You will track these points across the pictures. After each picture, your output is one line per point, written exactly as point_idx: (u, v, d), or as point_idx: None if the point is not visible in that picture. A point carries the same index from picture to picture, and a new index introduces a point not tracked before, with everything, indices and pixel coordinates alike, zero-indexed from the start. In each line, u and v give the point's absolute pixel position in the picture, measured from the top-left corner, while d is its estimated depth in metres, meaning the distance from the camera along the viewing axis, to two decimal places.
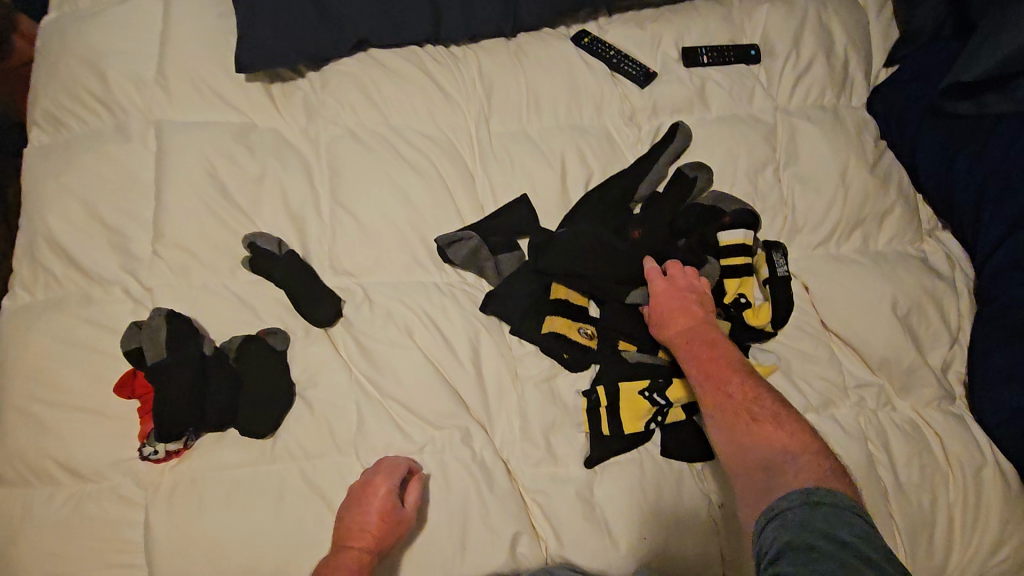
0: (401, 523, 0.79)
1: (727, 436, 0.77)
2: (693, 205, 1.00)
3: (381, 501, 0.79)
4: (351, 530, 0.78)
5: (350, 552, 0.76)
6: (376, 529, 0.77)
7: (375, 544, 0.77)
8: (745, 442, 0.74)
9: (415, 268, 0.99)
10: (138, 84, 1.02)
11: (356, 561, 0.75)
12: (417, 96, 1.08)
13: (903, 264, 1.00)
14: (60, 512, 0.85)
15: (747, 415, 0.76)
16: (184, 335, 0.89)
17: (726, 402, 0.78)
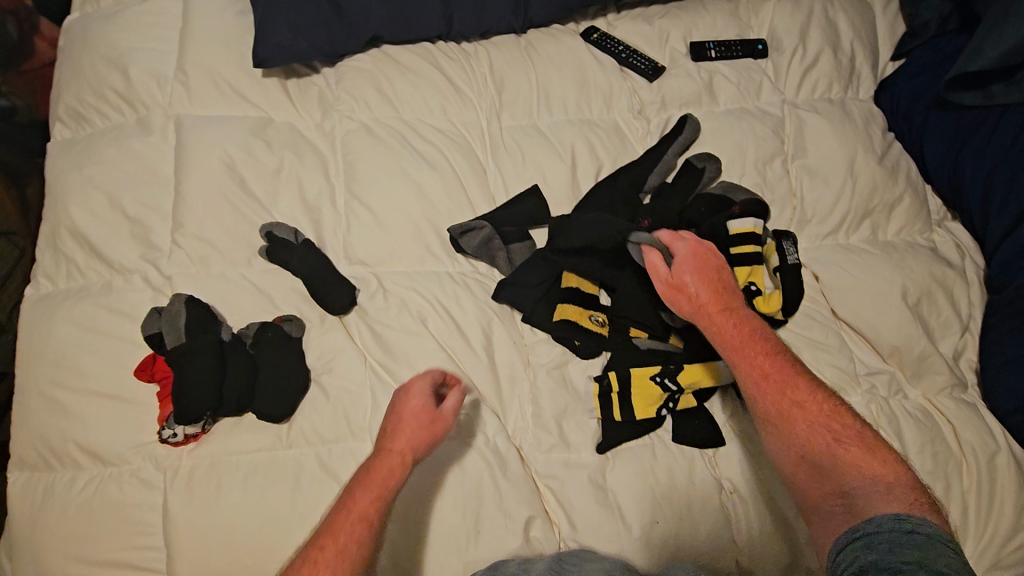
0: (438, 425, 0.78)
1: (799, 453, 0.76)
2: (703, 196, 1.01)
3: (418, 400, 0.78)
4: (389, 430, 0.76)
5: (387, 454, 0.74)
6: (414, 428, 0.76)
7: (412, 444, 0.75)
8: (825, 463, 0.74)
9: (429, 257, 1.01)
10: (159, 80, 1.05)
11: (392, 465, 0.73)
12: (430, 91, 1.10)
13: (913, 254, 1.00)
14: (82, 495, 0.87)
15: (823, 433, 0.75)
16: (203, 320, 0.91)
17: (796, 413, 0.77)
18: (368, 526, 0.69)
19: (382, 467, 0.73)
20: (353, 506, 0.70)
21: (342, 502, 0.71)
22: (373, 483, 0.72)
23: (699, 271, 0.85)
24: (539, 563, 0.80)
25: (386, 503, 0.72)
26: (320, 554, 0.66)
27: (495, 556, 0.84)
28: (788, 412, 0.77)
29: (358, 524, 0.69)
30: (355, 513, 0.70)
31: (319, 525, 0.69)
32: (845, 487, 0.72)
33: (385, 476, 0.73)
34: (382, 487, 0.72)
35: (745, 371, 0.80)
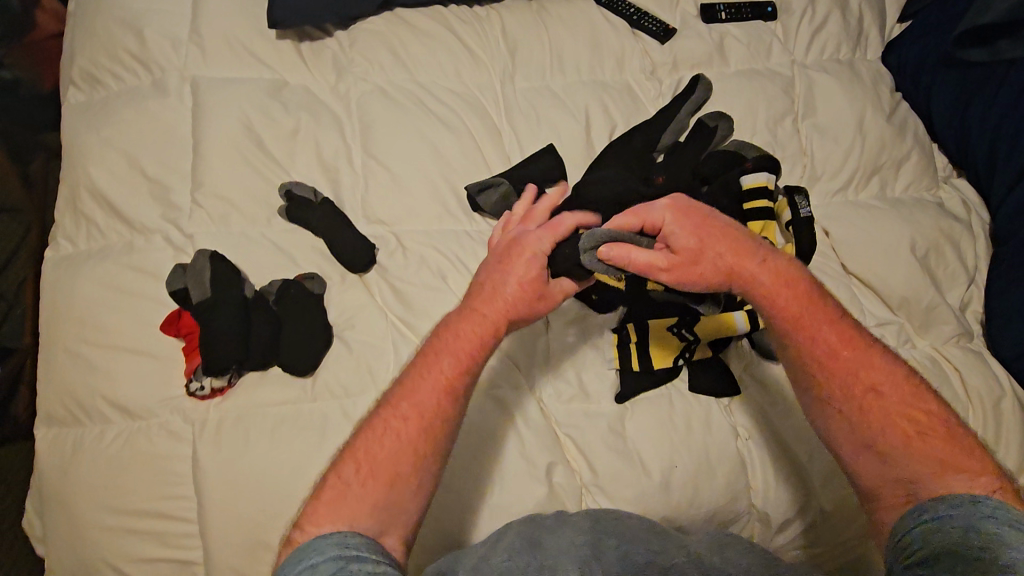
0: (545, 299, 0.79)
1: (866, 442, 0.71)
2: (715, 152, 1.03)
3: (536, 262, 0.77)
4: (495, 291, 0.77)
5: (483, 318, 0.76)
6: (522, 295, 0.77)
7: (512, 310, 0.76)
8: (896, 448, 0.70)
9: (446, 216, 1.02)
10: (174, 41, 1.05)
11: (484, 333, 0.75)
12: (444, 53, 1.11)
13: (920, 208, 1.03)
14: (111, 448, 0.89)
15: (896, 418, 0.71)
16: (227, 276, 0.92)
17: (856, 399, 0.72)
18: (454, 397, 0.72)
19: (471, 339, 0.75)
20: (439, 377, 0.72)
21: (426, 369, 0.73)
22: (461, 354, 0.74)
23: (703, 236, 0.76)
24: (578, 516, 0.78)
25: (473, 377, 0.74)
26: (401, 426, 0.70)
27: (520, 500, 0.86)
28: (854, 394, 0.73)
29: (442, 396, 0.72)
30: (439, 385, 0.72)
31: (401, 390, 0.72)
32: (918, 474, 0.68)
33: (471, 349, 0.74)
34: (469, 358, 0.74)
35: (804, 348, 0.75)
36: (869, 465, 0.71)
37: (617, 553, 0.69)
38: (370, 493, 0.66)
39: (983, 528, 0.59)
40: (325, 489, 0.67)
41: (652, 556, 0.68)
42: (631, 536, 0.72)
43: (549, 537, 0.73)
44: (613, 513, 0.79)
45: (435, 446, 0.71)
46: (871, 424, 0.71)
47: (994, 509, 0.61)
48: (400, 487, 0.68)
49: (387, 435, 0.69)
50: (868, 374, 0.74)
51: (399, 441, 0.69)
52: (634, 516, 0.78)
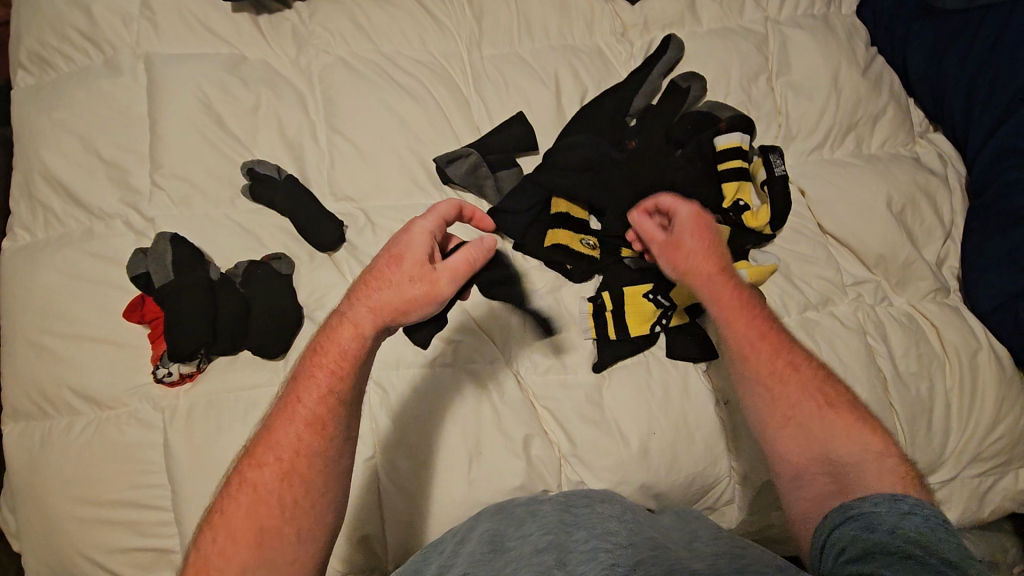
0: (426, 282, 0.67)
1: (786, 418, 0.75)
2: (688, 115, 1.02)
3: (416, 247, 0.69)
4: (367, 284, 0.68)
5: (346, 322, 0.67)
6: (395, 280, 0.67)
7: (381, 305, 0.66)
8: (813, 433, 0.73)
9: (415, 190, 0.99)
10: (123, 17, 1.00)
11: (346, 341, 0.66)
12: (407, 22, 1.07)
13: (897, 164, 1.01)
14: (81, 438, 0.87)
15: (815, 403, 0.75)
16: (189, 259, 0.89)
17: (783, 380, 0.76)
18: (320, 425, 0.65)
19: (331, 352, 0.66)
20: (296, 411, 0.65)
21: (286, 402, 0.66)
22: (319, 376, 0.66)
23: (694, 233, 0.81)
24: (548, 505, 0.79)
25: (341, 399, 0.66)
26: (258, 476, 0.63)
27: (497, 474, 0.85)
28: (780, 377, 0.76)
29: (302, 430, 0.64)
30: (297, 419, 0.65)
31: (260, 435, 0.65)
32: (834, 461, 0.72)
33: (334, 364, 0.66)
34: (330, 378, 0.66)
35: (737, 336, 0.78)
36: (785, 445, 0.74)
37: (584, 545, 0.70)
38: (238, 555, 0.60)
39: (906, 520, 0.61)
40: (190, 566, 0.61)
41: (620, 547, 0.68)
42: (600, 526, 0.73)
43: (514, 534, 0.75)
44: (586, 495, 0.82)
45: (307, 485, 0.63)
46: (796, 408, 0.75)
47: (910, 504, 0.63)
48: (271, 543, 0.61)
49: (243, 491, 0.63)
50: (790, 355, 0.78)
51: (259, 495, 0.62)
52: (607, 502, 0.80)
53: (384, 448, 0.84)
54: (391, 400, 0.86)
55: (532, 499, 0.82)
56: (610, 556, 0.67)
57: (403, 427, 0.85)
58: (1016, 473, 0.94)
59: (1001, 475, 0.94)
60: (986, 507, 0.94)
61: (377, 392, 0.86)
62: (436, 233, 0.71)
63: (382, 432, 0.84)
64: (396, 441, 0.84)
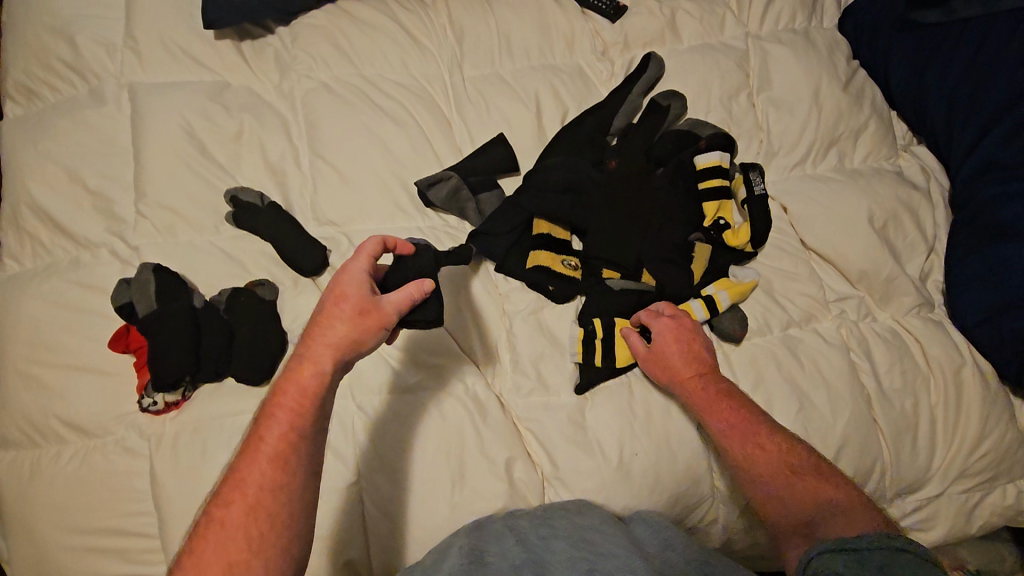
0: (375, 314, 0.71)
1: (765, 493, 0.80)
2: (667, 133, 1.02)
3: (355, 281, 0.72)
4: (316, 325, 0.70)
5: (303, 363, 0.69)
6: (343, 315, 0.70)
7: (339, 343, 0.69)
8: (790, 502, 0.77)
9: (398, 213, 1.00)
10: (108, 47, 1.02)
11: (305, 381, 0.68)
12: (388, 45, 1.08)
13: (879, 179, 1.01)
14: (69, 466, 0.88)
15: (791, 477, 0.79)
16: (173, 288, 0.90)
17: (757, 454, 0.81)
18: (284, 461, 0.66)
19: (291, 392, 0.68)
20: (259, 448, 0.66)
21: (249, 442, 0.67)
22: (280, 415, 0.67)
23: (675, 337, 0.89)
24: (524, 518, 0.81)
25: (302, 435, 0.67)
26: (225, 512, 0.63)
27: (479, 498, 0.85)
28: (754, 458, 0.81)
29: (267, 465, 0.65)
30: (261, 456, 0.65)
31: (226, 475, 0.66)
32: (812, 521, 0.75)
33: (294, 403, 0.68)
34: (291, 417, 0.67)
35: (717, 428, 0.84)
36: (772, 515, 0.79)
37: (561, 557, 0.73)
38: None
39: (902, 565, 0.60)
40: None
41: (592, 560, 0.71)
42: (577, 536, 0.76)
43: (494, 548, 0.75)
44: (562, 507, 0.83)
45: (273, 520, 0.63)
46: (775, 481, 0.79)
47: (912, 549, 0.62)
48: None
49: (210, 528, 0.62)
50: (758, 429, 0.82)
51: (225, 531, 0.62)
52: (584, 513, 0.81)
53: (367, 472, 0.84)
54: (373, 424, 0.86)
55: (509, 513, 0.83)
56: (587, 562, 0.71)
57: (385, 451, 0.85)
58: (1004, 489, 0.93)
59: (988, 490, 0.93)
60: (973, 523, 0.93)
61: (359, 416, 0.86)
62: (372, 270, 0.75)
63: (365, 457, 0.85)
64: (378, 465, 0.85)
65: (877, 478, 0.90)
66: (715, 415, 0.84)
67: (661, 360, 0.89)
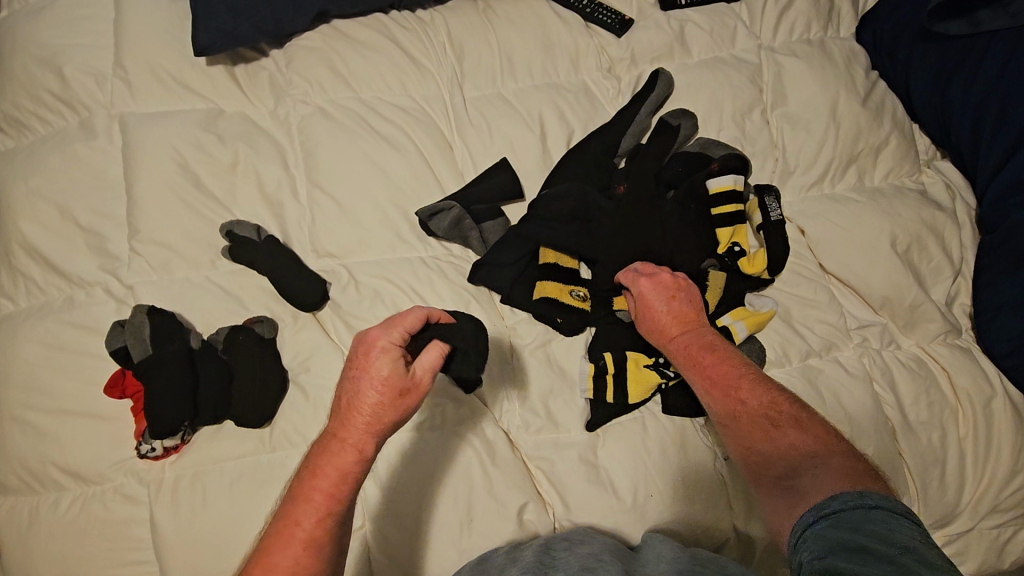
0: (413, 392, 0.67)
1: (747, 447, 0.74)
2: (677, 155, 0.98)
3: (386, 358, 0.66)
4: (349, 406, 0.66)
5: (345, 446, 0.66)
6: (381, 400, 0.65)
7: (376, 422, 0.66)
8: (769, 454, 0.71)
9: (399, 243, 0.96)
10: (97, 77, 0.99)
11: (346, 465, 0.65)
12: (386, 66, 1.04)
13: (901, 199, 0.97)
14: (67, 515, 0.86)
15: (770, 430, 0.72)
16: (168, 330, 0.88)
17: (740, 410, 0.75)
18: (318, 547, 0.62)
19: (330, 475, 0.65)
20: (294, 533, 0.62)
21: (279, 525, 0.63)
22: (318, 497, 0.64)
23: (657, 292, 0.86)
24: (525, 551, 0.77)
25: (337, 520, 0.64)
26: None
27: (488, 544, 0.82)
28: (737, 413, 0.75)
29: (301, 551, 0.61)
30: (295, 542, 0.61)
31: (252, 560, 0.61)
32: (790, 475, 0.68)
33: (332, 487, 0.64)
34: (329, 501, 0.64)
35: (698, 384, 0.80)
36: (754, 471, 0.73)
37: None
38: None
39: (874, 522, 0.55)
40: None
41: None
42: (578, 564, 0.71)
43: None
44: (564, 535, 0.80)
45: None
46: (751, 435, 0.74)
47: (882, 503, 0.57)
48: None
49: None
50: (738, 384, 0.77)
51: None
52: (585, 543, 0.77)
53: (373, 517, 0.82)
54: (381, 469, 0.83)
55: (512, 546, 0.80)
56: None
57: (391, 496, 0.82)
58: None
59: (1021, 525, 0.89)
60: (1005, 559, 0.89)
61: None
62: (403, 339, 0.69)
63: (371, 501, 0.82)
64: (385, 509, 0.82)
65: None
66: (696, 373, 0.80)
67: (645, 317, 0.86)
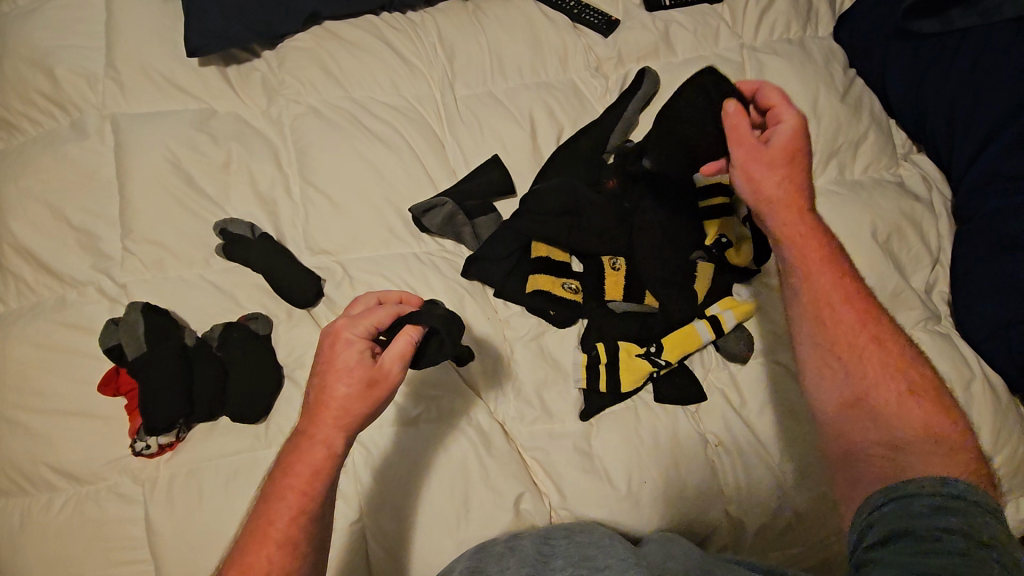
0: (383, 384, 0.67)
1: (858, 388, 0.75)
2: (699, 104, 0.91)
3: (351, 351, 0.67)
4: (319, 401, 0.66)
5: (315, 443, 0.66)
6: (351, 394, 0.66)
7: (346, 416, 0.66)
8: (886, 401, 0.73)
9: (393, 239, 0.97)
10: (88, 79, 0.99)
11: (317, 463, 0.66)
12: (377, 66, 1.06)
13: (880, 191, 1.00)
14: (61, 515, 0.85)
15: (876, 362, 0.75)
16: (162, 327, 0.88)
17: (865, 347, 0.75)
18: (295, 545, 0.64)
19: (302, 474, 0.65)
20: (268, 533, 0.63)
21: (257, 524, 0.64)
22: (291, 497, 0.65)
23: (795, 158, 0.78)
24: (525, 539, 0.78)
25: (312, 516, 0.65)
26: None
27: (485, 533, 0.83)
28: (855, 342, 0.76)
29: (277, 551, 0.63)
30: (271, 541, 0.63)
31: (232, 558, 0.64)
32: (887, 416, 0.72)
33: (304, 486, 0.65)
34: (302, 499, 0.65)
35: (813, 282, 0.78)
36: (845, 401, 0.75)
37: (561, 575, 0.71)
38: None
39: (954, 511, 0.61)
40: None
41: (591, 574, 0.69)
42: (577, 554, 0.74)
43: (494, 567, 0.73)
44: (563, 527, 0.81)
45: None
46: (835, 347, 0.77)
47: (961, 488, 0.63)
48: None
49: None
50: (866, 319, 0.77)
51: None
52: (585, 531, 0.79)
53: (369, 509, 0.82)
54: (376, 462, 0.83)
55: (511, 534, 0.81)
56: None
57: (389, 488, 0.83)
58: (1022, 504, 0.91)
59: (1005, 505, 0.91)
60: None
61: (362, 454, 0.84)
62: (371, 330, 0.69)
63: (367, 494, 0.82)
64: (381, 501, 0.82)
65: None
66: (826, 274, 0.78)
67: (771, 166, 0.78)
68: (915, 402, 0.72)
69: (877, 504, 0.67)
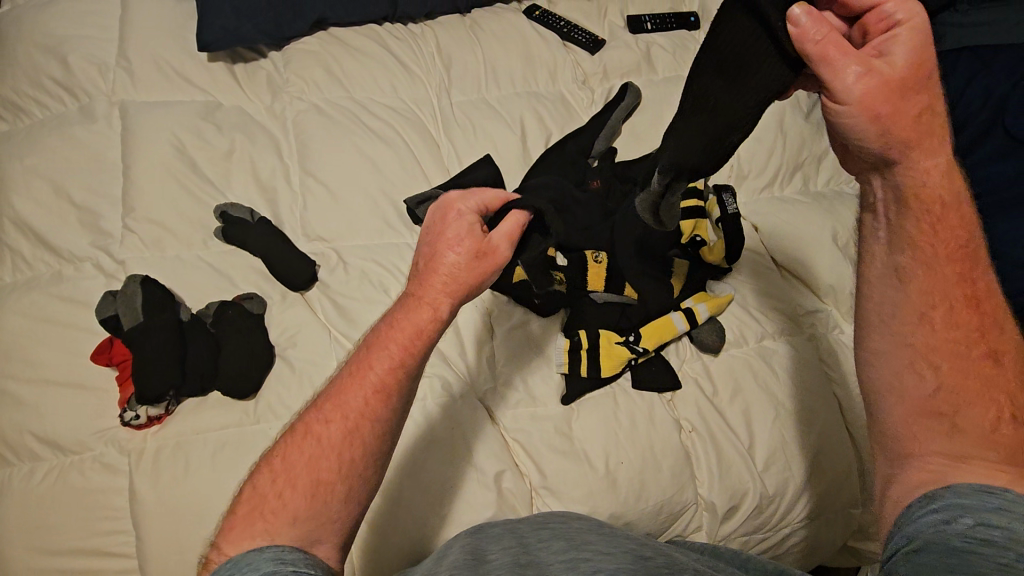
0: (491, 257, 0.71)
1: (940, 395, 0.62)
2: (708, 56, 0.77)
3: (460, 223, 0.72)
4: (429, 267, 0.70)
5: (422, 301, 0.69)
6: (459, 262, 0.70)
7: (452, 282, 0.69)
8: (972, 418, 0.60)
9: (388, 229, 1.02)
10: (100, 67, 1.03)
11: (422, 323, 0.68)
12: (379, 69, 1.12)
13: (840, 202, 1.13)
14: (42, 485, 0.85)
15: (970, 374, 0.61)
16: (160, 301, 0.90)
17: (964, 356, 0.62)
18: (387, 394, 0.65)
19: (406, 331, 0.68)
20: (366, 375, 0.65)
21: (355, 367, 0.67)
22: (394, 348, 0.67)
23: (917, 88, 0.62)
24: (524, 523, 0.77)
25: (410, 370, 0.67)
26: (323, 431, 0.63)
27: (469, 509, 0.85)
28: (951, 343, 0.63)
29: (370, 396, 0.65)
30: (366, 383, 0.65)
31: (325, 392, 0.66)
32: (966, 432, 0.60)
33: (407, 341, 0.67)
34: (403, 352, 0.67)
35: (917, 266, 0.65)
36: (917, 406, 0.63)
37: (560, 558, 0.64)
38: (291, 501, 0.60)
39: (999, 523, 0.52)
40: (245, 499, 0.61)
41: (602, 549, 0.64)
42: (577, 539, 0.68)
43: (492, 548, 0.69)
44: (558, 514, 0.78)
45: (366, 451, 0.64)
46: (928, 346, 0.64)
47: (1012, 500, 0.54)
48: (323, 500, 0.61)
49: (306, 441, 0.63)
50: (976, 321, 0.63)
51: (320, 447, 0.62)
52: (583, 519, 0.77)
53: None
54: None
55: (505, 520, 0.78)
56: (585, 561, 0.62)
57: None
58: None
59: None
60: None
61: None
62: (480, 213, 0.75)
63: None
64: None
65: (842, 475, 0.97)
66: (944, 263, 0.64)
67: (883, 95, 0.62)
68: (1014, 429, 0.60)
69: (909, 513, 0.58)
